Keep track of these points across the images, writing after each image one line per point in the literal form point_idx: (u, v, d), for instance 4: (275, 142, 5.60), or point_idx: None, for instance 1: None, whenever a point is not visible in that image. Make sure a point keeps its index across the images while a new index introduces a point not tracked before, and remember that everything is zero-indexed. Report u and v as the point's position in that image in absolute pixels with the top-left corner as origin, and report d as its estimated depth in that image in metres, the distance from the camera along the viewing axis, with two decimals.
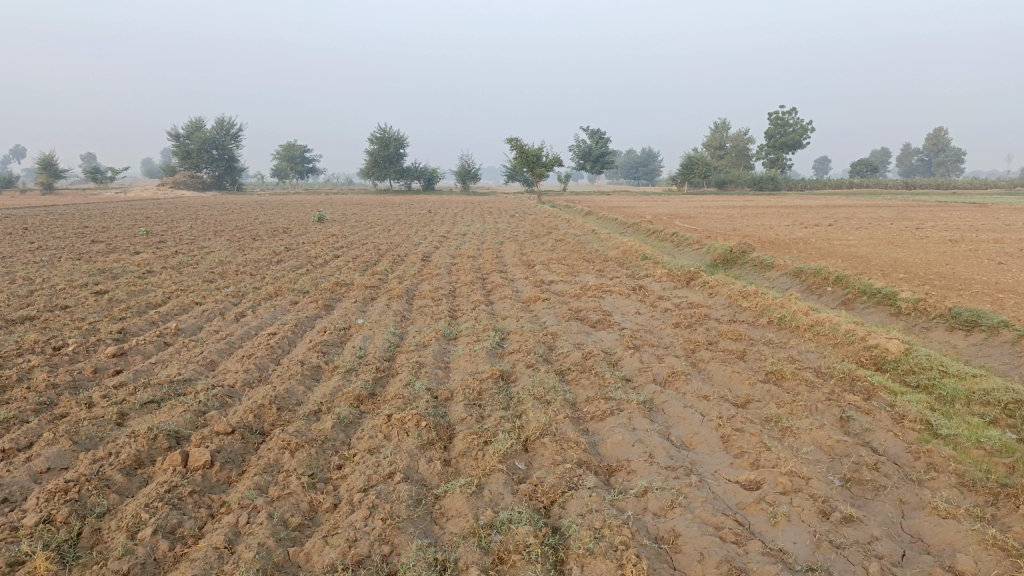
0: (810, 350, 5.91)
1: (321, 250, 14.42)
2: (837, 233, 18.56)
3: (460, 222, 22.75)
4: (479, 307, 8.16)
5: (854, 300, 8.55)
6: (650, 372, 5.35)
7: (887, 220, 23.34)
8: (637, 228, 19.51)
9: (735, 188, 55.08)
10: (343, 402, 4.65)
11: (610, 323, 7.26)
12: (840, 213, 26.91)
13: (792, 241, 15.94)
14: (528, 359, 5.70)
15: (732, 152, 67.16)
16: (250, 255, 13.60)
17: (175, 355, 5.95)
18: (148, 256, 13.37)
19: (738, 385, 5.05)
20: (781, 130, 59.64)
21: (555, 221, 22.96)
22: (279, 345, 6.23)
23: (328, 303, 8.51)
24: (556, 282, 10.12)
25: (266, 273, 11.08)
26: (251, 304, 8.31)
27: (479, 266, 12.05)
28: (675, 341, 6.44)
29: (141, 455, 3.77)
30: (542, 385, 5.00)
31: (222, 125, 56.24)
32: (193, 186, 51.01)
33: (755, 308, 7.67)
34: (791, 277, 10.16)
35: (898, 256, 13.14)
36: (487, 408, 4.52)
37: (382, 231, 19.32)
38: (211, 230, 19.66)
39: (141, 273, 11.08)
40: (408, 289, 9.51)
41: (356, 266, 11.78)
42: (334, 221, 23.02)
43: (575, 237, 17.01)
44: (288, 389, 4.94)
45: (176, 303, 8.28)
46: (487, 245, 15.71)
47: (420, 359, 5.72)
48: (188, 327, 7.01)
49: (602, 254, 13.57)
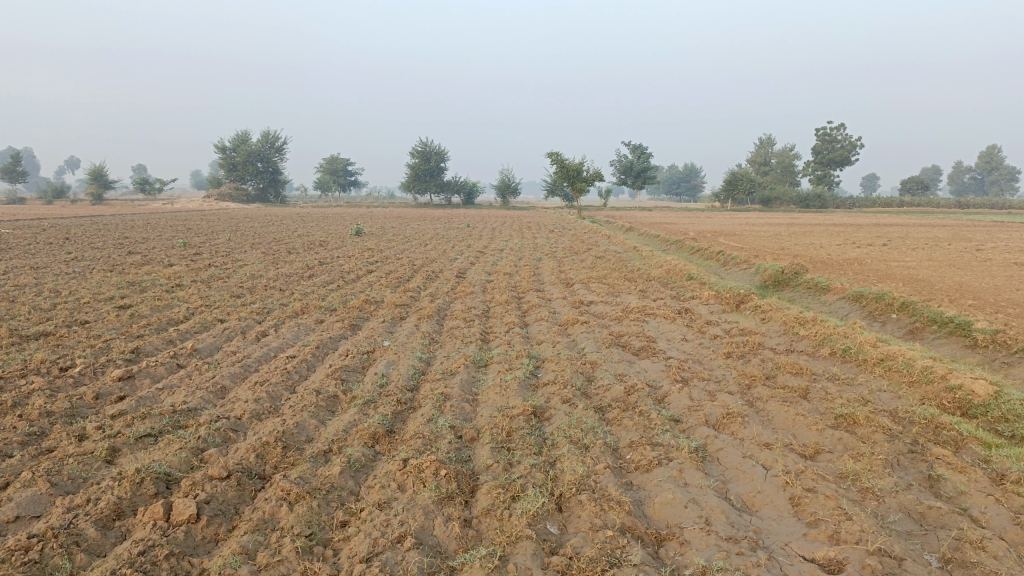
0: (883, 391, 5.27)
1: (355, 265, 14.08)
2: (892, 254, 17.67)
3: (498, 237, 22.33)
4: (514, 330, 7.64)
5: (922, 329, 7.84)
6: (701, 413, 4.76)
7: (944, 239, 22.28)
8: (680, 246, 18.82)
9: (781, 205, 53.83)
10: (358, 441, 4.16)
11: (654, 351, 6.68)
12: (892, 232, 25.87)
13: (846, 262, 15.13)
14: (564, 393, 5.15)
15: (778, 168, 65.87)
16: (283, 268, 13.29)
17: (184, 380, 5.52)
18: (180, 269, 13.15)
19: (803, 431, 4.44)
20: (828, 147, 58.27)
21: (595, 238, 22.40)
22: (295, 370, 5.78)
23: (355, 323, 8.07)
24: (595, 303, 9.57)
25: (295, 288, 10.72)
26: (274, 323, 7.92)
27: (515, 284, 11.55)
28: (728, 374, 5.84)
29: (123, 504, 3.32)
30: (579, 426, 4.45)
31: (267, 138, 56.90)
32: (237, 198, 51.53)
33: (815, 337, 7.02)
34: (849, 302, 9.46)
35: (962, 280, 12.29)
36: (517, 453, 3.99)
37: (418, 245, 18.97)
38: (248, 242, 19.54)
39: (170, 287, 10.80)
40: (440, 308, 9.06)
41: (388, 283, 11.36)
42: (372, 234, 22.79)
43: (616, 254, 16.41)
44: (298, 423, 4.47)
45: (197, 321, 7.91)
46: (524, 261, 15.20)
47: (446, 391, 5.22)
48: (204, 347, 6.60)
49: (645, 272, 12.97)
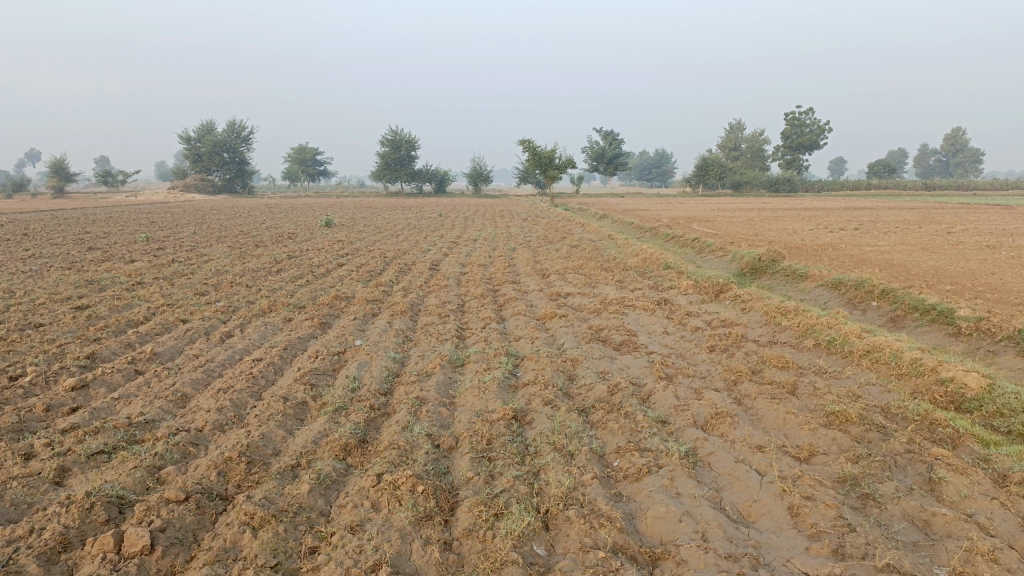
0: (873, 387, 5.12)
1: (325, 258, 13.72)
2: (866, 238, 17.69)
3: (471, 227, 22.00)
4: (490, 325, 7.40)
5: (903, 317, 7.74)
6: (689, 413, 4.57)
7: (914, 222, 22.42)
8: (655, 233, 18.67)
9: (751, 190, 54.08)
10: (328, 454, 3.90)
11: (636, 346, 6.48)
12: (863, 215, 26.02)
13: (820, 247, 15.09)
14: (545, 394, 4.92)
15: (748, 153, 66.18)
16: (249, 263, 12.87)
17: (142, 389, 5.19)
18: (142, 265, 12.69)
19: (795, 431, 4.27)
20: (797, 131, 58.61)
21: (569, 226, 22.19)
22: (261, 374, 5.48)
23: (325, 320, 7.77)
24: (572, 295, 9.35)
25: (263, 285, 10.35)
26: (240, 322, 7.59)
27: (489, 276, 11.29)
28: (713, 369, 5.66)
29: (70, 534, 3.04)
30: (562, 431, 4.23)
31: (233, 128, 55.81)
32: (204, 189, 50.49)
33: (798, 328, 6.86)
34: (829, 289, 9.35)
35: (937, 264, 12.27)
36: (498, 463, 3.76)
37: (390, 237, 18.60)
38: (214, 236, 19.02)
39: (130, 285, 10.38)
40: (414, 304, 8.77)
41: (359, 277, 11.03)
42: (342, 226, 22.34)
43: (591, 243, 16.20)
44: (264, 435, 4.19)
45: (157, 322, 7.55)
46: (498, 252, 14.94)
47: (420, 394, 4.96)
48: (164, 351, 6.26)
49: (621, 261, 12.78)
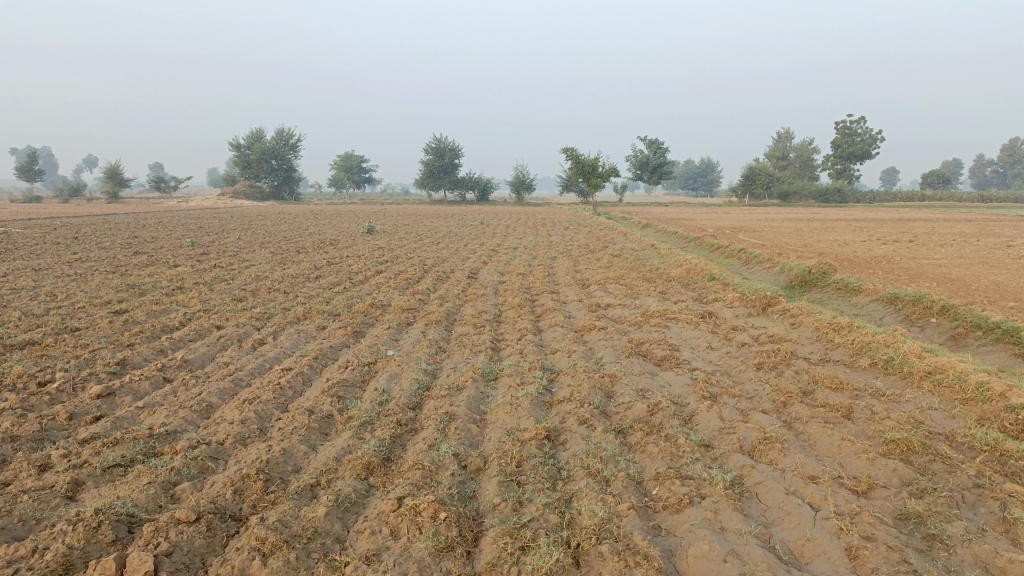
0: (935, 412, 4.75)
1: (364, 265, 13.66)
2: (922, 251, 17.02)
3: (513, 235, 21.82)
4: (527, 337, 7.17)
5: (965, 335, 7.29)
6: (734, 436, 4.27)
7: (971, 235, 21.54)
8: (699, 243, 18.24)
9: (800, 200, 52.94)
10: (350, 473, 3.71)
11: (678, 362, 6.18)
12: (917, 227, 25.16)
13: (873, 260, 14.54)
14: (581, 412, 4.67)
15: (796, 163, 64.88)
16: (289, 269, 12.87)
17: (168, 397, 5.08)
18: (185, 270, 12.76)
19: (851, 460, 3.95)
20: (847, 140, 57.26)
21: (612, 235, 21.87)
22: (289, 385, 5.33)
23: (359, 329, 7.63)
24: (613, 307, 9.07)
25: (300, 291, 10.29)
26: (274, 330, 7.49)
27: (528, 285, 11.08)
28: (761, 388, 5.34)
29: (74, 555, 2.89)
30: (598, 454, 3.97)
31: (281, 136, 56.66)
32: (251, 196, 51.32)
33: (852, 346, 6.48)
34: (883, 305, 8.91)
35: (999, 280, 11.66)
36: (527, 488, 3.53)
37: (431, 244, 18.52)
38: (258, 241, 19.17)
39: (171, 290, 10.40)
40: (450, 313, 8.59)
41: (396, 285, 10.90)
42: (384, 233, 22.36)
43: (633, 253, 15.86)
44: (285, 450, 4.02)
45: (192, 328, 7.49)
46: (538, 261, 14.71)
47: (450, 410, 4.75)
48: (194, 358, 6.16)
49: (664, 272, 12.46)
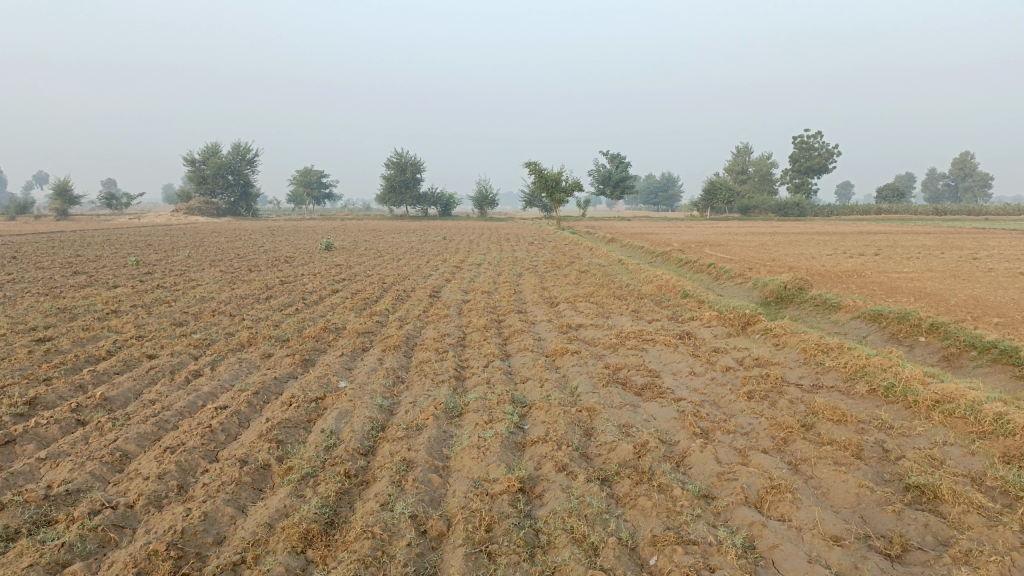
0: (954, 450, 4.25)
1: (319, 284, 12.91)
2: (889, 264, 16.83)
3: (476, 251, 21.19)
4: (493, 364, 6.55)
5: (959, 356, 6.87)
6: (736, 484, 3.71)
7: (934, 248, 21.48)
8: (667, 258, 17.80)
9: (760, 214, 53.26)
10: (283, 545, 3.04)
11: (661, 390, 5.63)
12: (879, 240, 25.13)
13: (843, 274, 14.25)
14: (559, 457, 4.06)
15: (755, 177, 65.47)
16: (238, 290, 12.07)
17: (77, 446, 4.35)
18: (124, 291, 11.88)
19: (874, 514, 3.41)
20: (805, 155, 57.88)
21: (577, 250, 21.40)
22: (221, 427, 4.63)
23: (309, 357, 6.93)
24: (584, 327, 8.52)
25: (248, 314, 9.52)
26: (213, 359, 6.75)
27: (493, 304, 10.47)
28: (756, 421, 4.79)
29: None
30: (581, 511, 3.37)
31: (238, 150, 55.34)
32: (207, 212, 49.91)
33: (845, 370, 6.00)
34: (867, 322, 8.49)
35: (975, 293, 11.37)
36: (500, 563, 2.91)
37: (391, 261, 17.80)
38: (208, 259, 18.24)
39: (105, 313, 9.56)
40: (409, 337, 7.94)
41: (353, 305, 10.22)
42: (343, 249, 21.57)
43: (600, 269, 15.34)
44: (206, 515, 3.34)
45: (121, 358, 6.71)
46: (503, 277, 14.11)
47: (408, 456, 4.11)
48: (116, 396, 5.41)
49: (634, 289, 11.95)
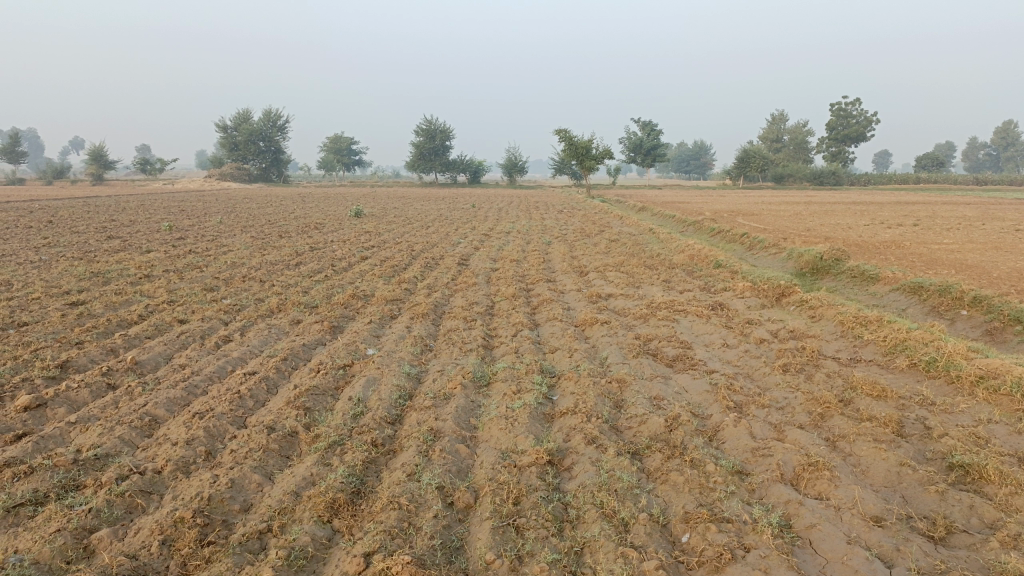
0: (999, 427, 4.09)
1: (349, 251, 12.90)
2: (929, 234, 16.38)
3: (505, 218, 21.04)
4: (522, 333, 6.47)
5: (1003, 330, 6.64)
6: (772, 460, 3.60)
7: (976, 219, 20.86)
8: (699, 227, 17.51)
9: (794, 183, 52.26)
10: (309, 515, 3.01)
11: (693, 362, 5.51)
12: (917, 210, 24.52)
13: (881, 245, 13.90)
14: (589, 429, 3.98)
15: (790, 145, 64.17)
16: (268, 256, 12.10)
17: (108, 410, 4.37)
18: (157, 256, 11.97)
19: (916, 495, 3.29)
20: (842, 122, 56.49)
21: (607, 218, 21.15)
22: (249, 393, 4.62)
23: (337, 323, 6.91)
24: (614, 297, 8.40)
25: (277, 280, 9.53)
26: (242, 325, 6.76)
27: (523, 273, 10.37)
28: (792, 396, 4.66)
29: None
30: (612, 485, 3.29)
31: (269, 117, 55.45)
32: (239, 178, 50.25)
33: (884, 344, 5.82)
34: (906, 295, 8.25)
35: (1019, 266, 11.01)
36: (528, 537, 2.85)
37: (420, 228, 17.73)
38: (240, 225, 18.35)
39: (137, 278, 9.64)
40: (438, 305, 7.89)
41: (382, 272, 10.19)
42: (372, 216, 21.56)
43: (631, 238, 15.16)
44: (233, 482, 3.32)
45: (152, 323, 6.75)
46: (533, 245, 13.99)
47: (436, 426, 4.06)
48: (147, 360, 5.44)
49: (666, 258, 11.77)
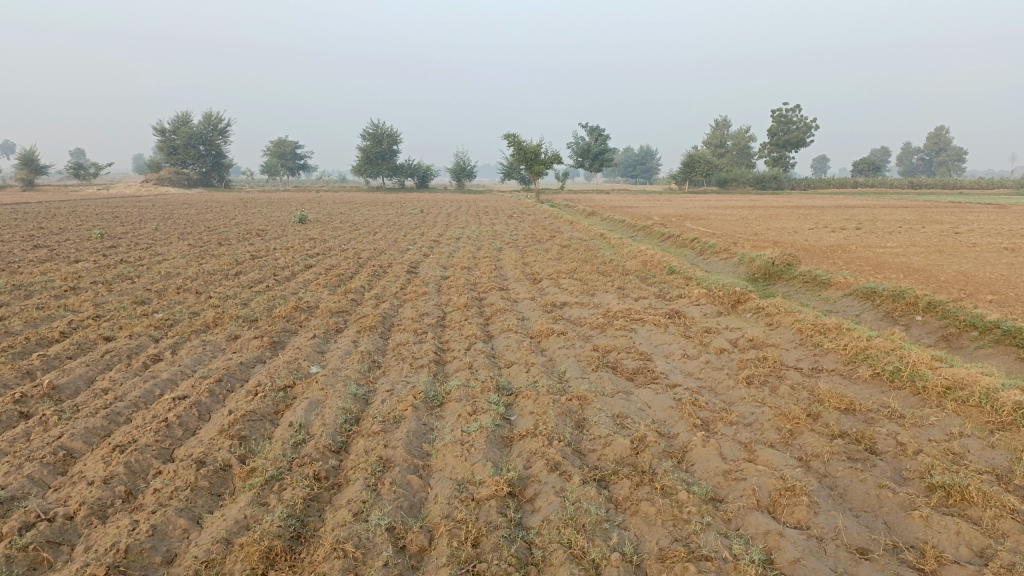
0: (972, 442, 3.95)
1: (292, 259, 12.42)
2: (873, 238, 16.64)
3: (454, 224, 20.72)
4: (475, 346, 6.18)
5: (958, 336, 6.60)
6: (747, 486, 3.38)
7: (914, 222, 21.38)
8: (649, 232, 17.47)
9: (737, 187, 53.16)
10: (241, 567, 2.67)
11: (654, 376, 5.29)
12: (858, 214, 25.03)
13: (829, 249, 14.02)
14: (551, 454, 3.71)
15: (733, 150, 65.36)
16: (207, 265, 11.54)
17: (17, 443, 3.92)
18: (86, 266, 11.30)
19: (900, 521, 3.09)
20: (783, 128, 57.68)
21: (557, 223, 21.00)
22: (179, 421, 4.21)
23: (278, 339, 6.51)
24: (569, 306, 8.17)
25: (215, 291, 9.04)
26: (175, 342, 6.30)
27: (474, 281, 10.08)
28: (760, 411, 4.46)
29: None
30: (579, 520, 3.02)
31: (209, 121, 53.99)
32: (178, 183, 48.80)
33: (845, 353, 5.69)
34: (861, 300, 8.21)
35: (963, 269, 11.16)
36: None
37: (367, 235, 17.29)
38: (177, 232, 17.61)
39: (62, 291, 9.03)
40: (386, 316, 7.53)
41: (327, 282, 9.77)
42: (317, 222, 20.99)
43: (582, 243, 14.99)
44: (155, 529, 2.95)
45: (74, 341, 6.23)
46: (483, 252, 13.70)
47: (384, 455, 3.73)
48: (66, 385, 4.97)
49: (618, 264, 11.62)
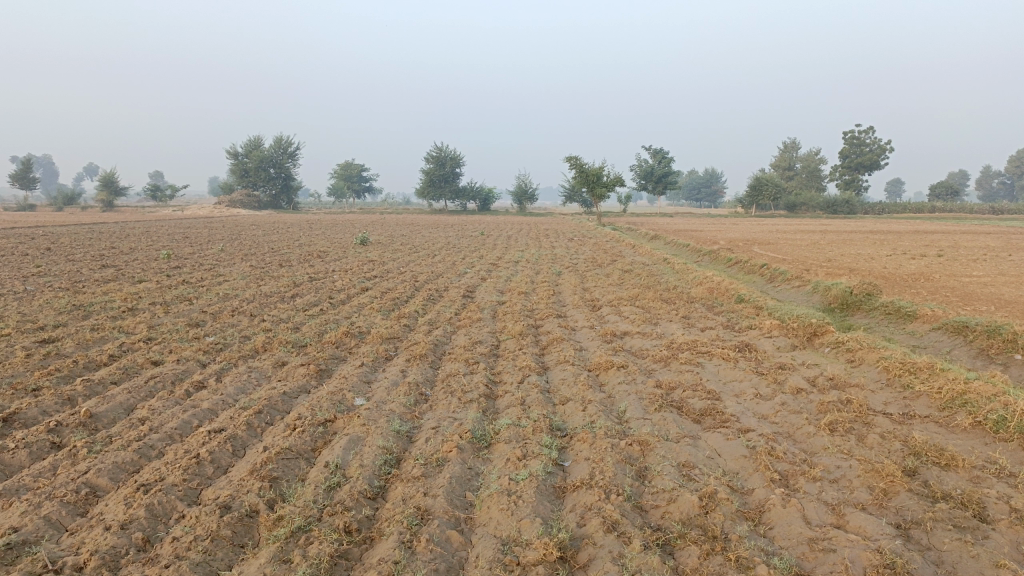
0: None
1: (349, 282, 12.29)
2: (957, 266, 15.67)
3: (514, 247, 20.45)
4: (529, 380, 5.80)
5: None
6: (837, 559, 2.90)
7: (1000, 249, 20.13)
8: (715, 258, 16.84)
9: (807, 211, 51.58)
10: None
11: (723, 418, 4.82)
12: (939, 240, 23.75)
13: (909, 277, 13.19)
14: (608, 510, 3.30)
15: (803, 173, 63.62)
16: (265, 287, 11.49)
17: (42, 478, 3.71)
18: (148, 287, 11.38)
19: None
20: (856, 151, 55.85)
21: (620, 248, 20.53)
22: (210, 458, 3.96)
23: (325, 367, 6.26)
24: (630, 336, 7.73)
25: (269, 314, 8.90)
26: (221, 368, 6.11)
27: (531, 307, 9.73)
28: (846, 465, 3.95)
29: None
30: None
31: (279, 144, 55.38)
32: (249, 205, 50.08)
33: (940, 398, 5.10)
34: (951, 335, 7.54)
35: None
36: None
37: (427, 257, 17.15)
38: (241, 254, 17.81)
39: (121, 312, 9.02)
40: (438, 344, 7.23)
41: (382, 306, 9.57)
42: (378, 244, 21.01)
43: (645, 268, 14.49)
44: None
45: (121, 365, 6.10)
46: (543, 277, 13.34)
47: (423, 504, 3.39)
48: (103, 413, 4.79)
49: (683, 291, 11.10)
